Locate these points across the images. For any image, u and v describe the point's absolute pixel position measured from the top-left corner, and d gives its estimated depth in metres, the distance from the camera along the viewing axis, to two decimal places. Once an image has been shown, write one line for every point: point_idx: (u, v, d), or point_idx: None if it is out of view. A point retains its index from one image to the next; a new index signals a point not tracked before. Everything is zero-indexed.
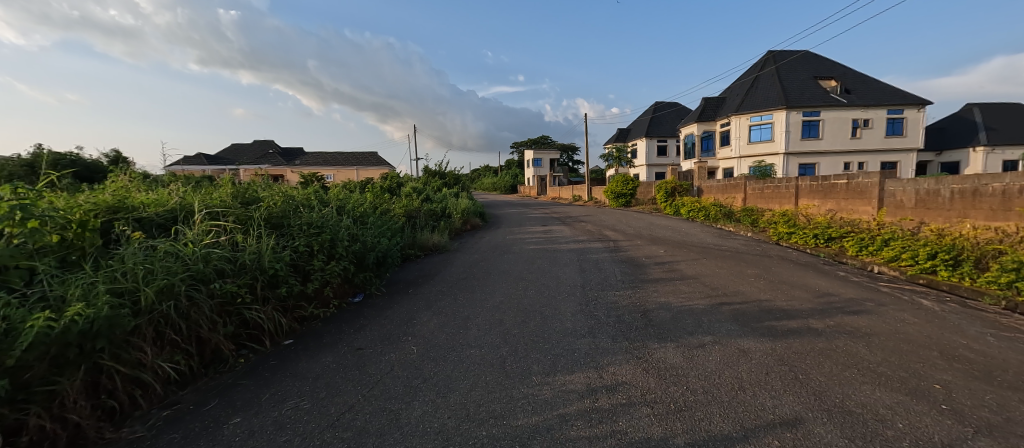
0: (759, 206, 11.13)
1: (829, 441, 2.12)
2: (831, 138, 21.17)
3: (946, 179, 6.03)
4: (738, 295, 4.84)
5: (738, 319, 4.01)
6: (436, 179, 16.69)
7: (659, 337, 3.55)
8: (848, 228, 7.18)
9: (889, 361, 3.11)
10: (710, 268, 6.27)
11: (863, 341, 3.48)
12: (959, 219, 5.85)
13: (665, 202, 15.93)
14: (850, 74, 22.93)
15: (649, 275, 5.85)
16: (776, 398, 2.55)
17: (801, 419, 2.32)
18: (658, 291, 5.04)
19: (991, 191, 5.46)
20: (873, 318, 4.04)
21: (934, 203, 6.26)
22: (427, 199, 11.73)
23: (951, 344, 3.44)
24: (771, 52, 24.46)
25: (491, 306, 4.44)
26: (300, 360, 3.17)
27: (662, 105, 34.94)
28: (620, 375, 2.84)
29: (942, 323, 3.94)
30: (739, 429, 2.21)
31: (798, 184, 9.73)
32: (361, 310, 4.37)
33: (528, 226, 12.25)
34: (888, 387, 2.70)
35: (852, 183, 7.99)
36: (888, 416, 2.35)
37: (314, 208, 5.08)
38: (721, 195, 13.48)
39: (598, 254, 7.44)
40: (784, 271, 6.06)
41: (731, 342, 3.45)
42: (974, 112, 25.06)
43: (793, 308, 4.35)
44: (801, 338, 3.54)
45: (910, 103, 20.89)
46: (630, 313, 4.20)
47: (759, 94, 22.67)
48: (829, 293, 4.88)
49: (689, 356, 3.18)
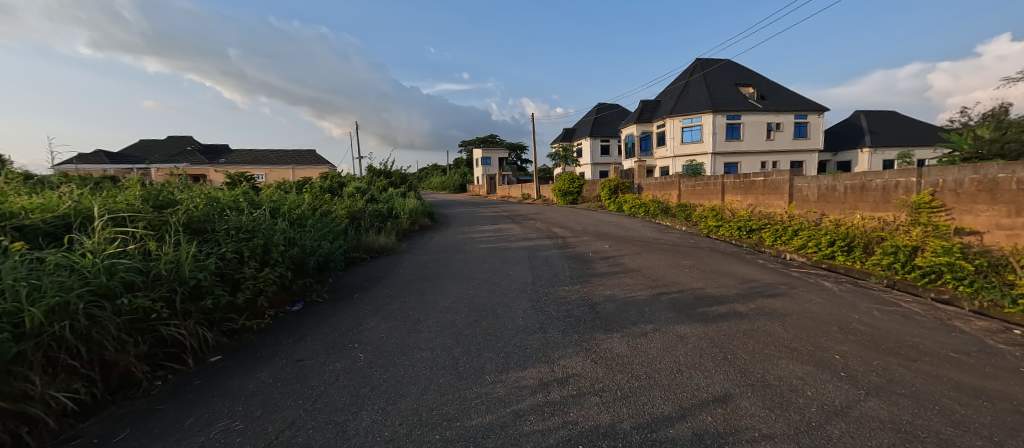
0: (692, 202, 11.97)
1: (752, 412, 2.36)
2: (751, 140, 23.31)
3: (841, 176, 6.84)
4: (675, 285, 5.21)
5: (676, 307, 4.32)
6: (381, 178, 16.05)
7: (606, 328, 3.73)
8: (765, 220, 7.99)
9: (799, 336, 3.52)
10: (651, 261, 6.67)
11: (780, 321, 3.91)
12: (852, 211, 6.63)
13: (609, 200, 16.66)
14: (764, 82, 25.42)
15: (596, 270, 6.10)
16: (709, 377, 2.79)
17: (729, 394, 2.56)
18: (605, 284, 5.29)
19: (875, 186, 6.19)
20: (787, 300, 4.55)
21: (832, 197, 7.11)
22: (372, 200, 11.29)
23: (848, 319, 3.97)
24: (698, 60, 26.45)
25: (443, 307, 4.38)
26: (231, 377, 2.93)
27: (604, 105, 36.34)
28: (570, 367, 2.95)
29: (841, 301, 4.53)
30: (678, 409, 2.39)
31: (723, 181, 10.61)
32: (301, 319, 4.13)
33: (478, 225, 12.25)
34: (798, 360, 3.06)
35: (768, 180, 8.86)
36: (799, 386, 2.67)
37: (243, 211, 4.68)
38: (658, 192, 14.33)
39: (548, 251, 7.63)
40: (715, 261, 6.60)
41: (670, 329, 3.71)
42: (861, 118, 28.90)
43: (722, 294, 4.78)
44: (729, 321, 3.90)
45: (812, 109, 23.62)
46: (578, 307, 4.36)
47: (689, 98, 24.42)
48: (753, 280, 5.41)
49: (633, 344, 3.37)
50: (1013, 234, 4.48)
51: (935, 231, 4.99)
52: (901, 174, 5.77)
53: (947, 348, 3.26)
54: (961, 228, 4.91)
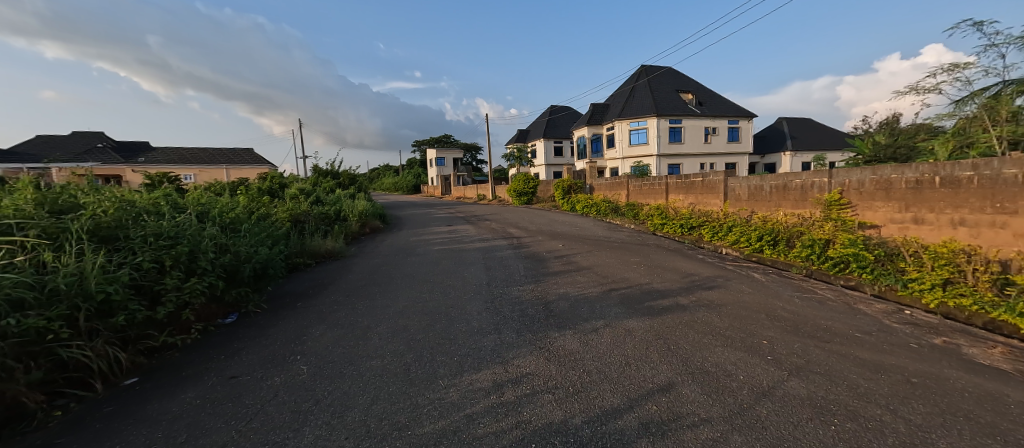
0: (639, 201, 12.55)
1: (692, 398, 2.54)
2: (692, 142, 24.82)
3: (767, 176, 7.49)
4: (623, 281, 5.45)
5: (625, 303, 4.52)
6: (327, 179, 15.32)
7: (560, 326, 3.83)
8: (704, 218, 8.56)
9: (732, 325, 3.82)
10: (601, 258, 6.92)
11: (716, 311, 4.21)
12: (776, 208, 7.28)
13: (562, 200, 17.06)
14: (702, 88, 27.19)
15: (549, 269, 6.23)
16: (654, 368, 2.95)
17: (672, 383, 2.73)
18: (558, 283, 5.42)
19: (795, 186, 6.85)
20: (723, 292, 4.91)
21: (759, 196, 7.75)
22: (317, 202, 10.76)
23: (774, 306, 4.36)
24: (643, 66, 27.76)
25: (394, 313, 4.28)
26: (149, 401, 2.69)
27: (556, 107, 37.08)
28: (524, 367, 3.00)
29: (768, 290, 4.97)
30: (626, 401, 2.51)
31: (667, 181, 11.22)
32: (235, 333, 3.86)
33: (432, 226, 12.07)
34: (731, 346, 3.33)
35: (705, 180, 9.48)
36: (732, 371, 2.90)
37: (164, 215, 4.26)
38: (608, 192, 14.87)
39: (503, 251, 7.68)
40: (660, 257, 6.98)
41: (619, 324, 3.88)
42: (784, 123, 31.76)
43: (666, 289, 5.07)
44: (672, 314, 4.15)
45: (744, 115, 25.62)
46: (532, 306, 4.44)
47: (636, 102, 25.57)
48: (693, 274, 5.79)
49: (585, 341, 3.49)
50: (903, 227, 5.12)
51: (843, 225, 5.59)
52: (815, 175, 6.43)
53: (854, 329, 3.68)
54: (864, 223, 5.54)
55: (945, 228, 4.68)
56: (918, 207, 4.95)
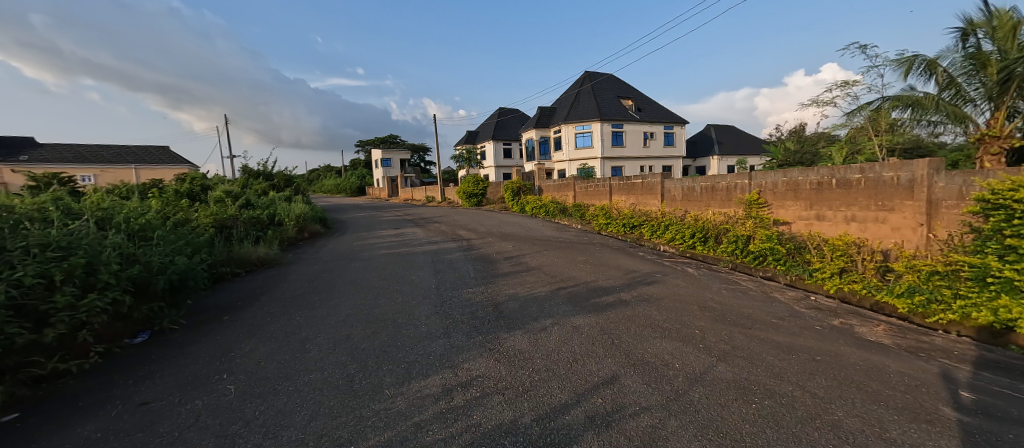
0: (585, 202, 13.01)
1: (634, 389, 2.69)
2: (633, 146, 26.15)
3: (698, 179, 8.09)
4: (571, 280, 5.63)
5: (572, 301, 4.68)
6: (260, 181, 14.27)
7: (509, 327, 3.88)
8: (644, 217, 9.07)
9: (669, 317, 4.10)
10: (550, 258, 7.10)
11: (655, 305, 4.50)
12: (705, 207, 7.89)
13: (511, 201, 17.24)
14: (641, 95, 28.77)
15: (499, 270, 6.29)
16: (600, 362, 3.09)
17: (616, 376, 2.87)
18: (508, 284, 5.48)
19: (721, 187, 7.46)
20: (661, 286, 5.24)
21: (691, 197, 8.36)
22: (248, 205, 9.99)
23: (705, 298, 4.73)
24: (587, 71, 28.81)
25: (336, 322, 4.10)
26: (38, 438, 2.36)
27: (504, 109, 37.34)
28: (475, 369, 3.01)
29: (700, 283, 5.39)
30: (573, 396, 2.61)
31: (609, 183, 11.74)
32: (147, 354, 3.50)
33: (378, 229, 11.68)
34: (668, 337, 3.57)
35: (644, 182, 10.04)
36: (668, 360, 3.12)
37: (52, 221, 3.66)
38: (556, 193, 15.25)
39: (452, 254, 7.62)
40: (605, 255, 7.30)
41: (567, 321, 4.01)
42: (713, 130, 34.46)
43: (610, 285, 5.31)
44: (616, 309, 4.37)
45: (678, 121, 27.47)
46: (482, 308, 4.46)
47: (581, 107, 26.47)
48: (634, 270, 6.12)
49: (534, 340, 3.57)
50: (808, 223, 5.78)
51: (761, 222, 6.19)
52: (737, 177, 7.06)
53: (771, 315, 4.09)
54: (778, 220, 6.18)
55: (841, 224, 5.35)
56: (820, 205, 5.61)
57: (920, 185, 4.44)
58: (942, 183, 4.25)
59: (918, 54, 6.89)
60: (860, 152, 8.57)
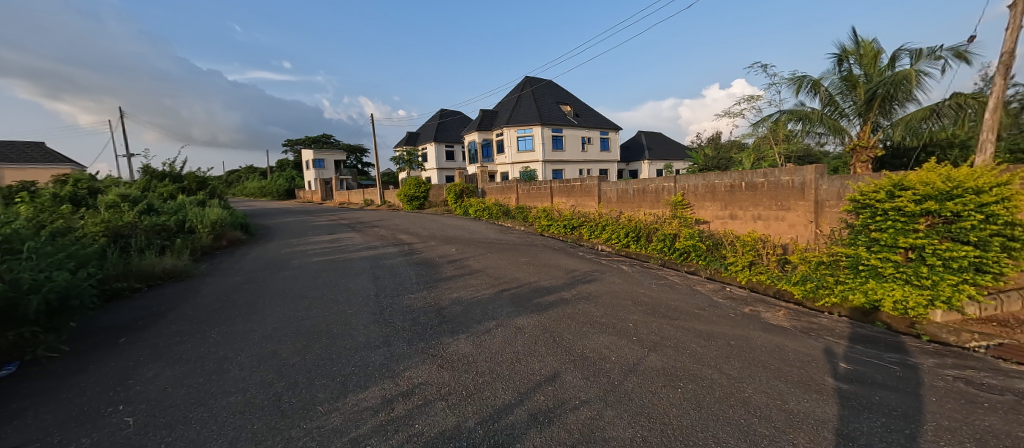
0: (527, 204, 13.26)
1: (575, 384, 2.81)
2: (572, 150, 27.12)
3: (630, 182, 8.61)
4: (514, 281, 5.73)
5: (516, 302, 4.76)
6: (167, 184, 12.75)
7: (453, 331, 3.87)
8: (583, 218, 9.47)
9: (606, 313, 4.33)
10: (494, 261, 7.16)
11: (594, 302, 4.72)
12: (637, 208, 8.42)
13: (454, 204, 17.10)
14: (579, 102, 29.97)
15: (442, 274, 6.22)
16: (543, 360, 3.19)
17: (558, 373, 2.98)
18: (451, 288, 5.45)
19: (650, 190, 8.01)
20: (599, 284, 5.51)
21: (624, 198, 8.88)
22: (152, 210, 8.89)
23: (638, 293, 5.05)
24: (528, 77, 29.41)
25: (261, 337, 3.81)
26: None
27: (446, 111, 36.90)
28: (417, 377, 2.96)
29: (633, 280, 5.74)
30: (517, 396, 2.67)
31: (550, 185, 12.09)
32: (18, 389, 2.99)
33: (310, 235, 10.99)
34: (605, 332, 3.76)
35: (583, 185, 10.47)
36: (606, 354, 3.29)
37: None
38: (499, 195, 15.39)
39: (392, 259, 7.40)
40: (547, 256, 7.51)
41: (511, 322, 4.08)
42: (643, 136, 36.81)
43: (552, 285, 5.48)
44: (557, 308, 4.51)
45: (613, 127, 29.00)
46: (425, 313, 4.39)
47: (522, 111, 26.95)
48: (575, 269, 6.37)
49: (478, 342, 3.59)
50: (724, 222, 6.40)
51: (685, 222, 6.74)
52: (665, 180, 7.62)
53: (694, 307, 4.47)
54: (699, 219, 6.76)
55: (749, 222, 5.99)
56: (733, 206, 6.24)
57: (809, 187, 5.12)
58: (826, 186, 4.94)
59: (805, 76, 7.99)
60: (764, 159, 9.67)
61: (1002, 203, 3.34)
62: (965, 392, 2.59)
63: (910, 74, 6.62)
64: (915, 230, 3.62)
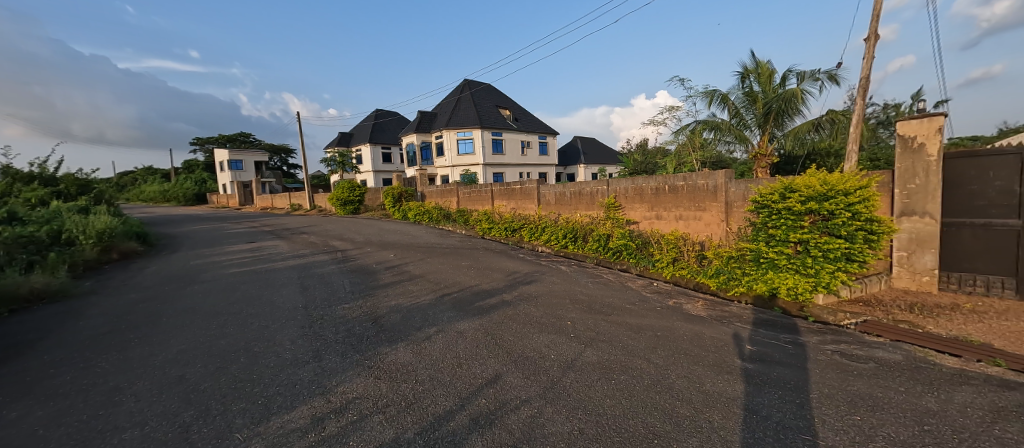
0: (467, 207, 13.20)
1: (515, 385, 2.85)
2: (511, 154, 27.49)
3: (567, 185, 8.93)
4: (455, 285, 5.68)
5: (456, 306, 4.73)
6: (40, 188, 10.87)
7: (390, 340, 3.74)
8: (523, 221, 9.65)
9: (545, 312, 4.45)
10: (433, 265, 7.04)
11: (534, 303, 4.82)
12: (574, 210, 8.76)
13: (392, 208, 16.56)
14: (518, 106, 30.48)
15: (379, 281, 5.99)
16: (484, 364, 3.20)
17: (499, 375, 3.01)
18: (389, 295, 5.26)
19: (585, 193, 8.37)
20: (539, 285, 5.65)
21: (561, 201, 9.18)
22: (19, 220, 7.52)
23: (575, 292, 5.26)
24: (467, 79, 29.35)
25: (167, 361, 3.39)
26: None
27: (381, 111, 35.57)
28: (351, 391, 2.83)
29: (571, 279, 5.96)
30: (458, 401, 2.66)
31: (490, 188, 12.14)
32: None
33: (228, 244, 10.01)
34: (545, 331, 3.87)
35: (522, 188, 10.65)
36: (545, 352, 3.39)
37: None
38: (438, 199, 15.14)
39: (324, 267, 6.98)
40: (488, 259, 7.54)
41: (451, 327, 4.04)
42: (579, 141, 38.33)
43: (493, 288, 5.52)
44: (497, 310, 4.55)
45: (551, 132, 29.89)
46: (360, 324, 4.19)
47: (461, 114, 26.83)
48: (515, 271, 6.46)
49: (417, 350, 3.51)
50: (651, 222, 6.88)
51: (617, 223, 7.14)
52: (598, 184, 8.02)
53: (626, 302, 4.75)
54: (629, 220, 7.20)
55: (672, 222, 6.49)
56: (658, 207, 6.73)
57: (721, 190, 5.70)
58: (734, 189, 5.54)
59: (716, 89, 8.85)
60: (684, 164, 10.53)
61: (863, 203, 4.00)
62: (841, 363, 3.02)
63: (797, 93, 7.79)
64: (801, 227, 4.20)
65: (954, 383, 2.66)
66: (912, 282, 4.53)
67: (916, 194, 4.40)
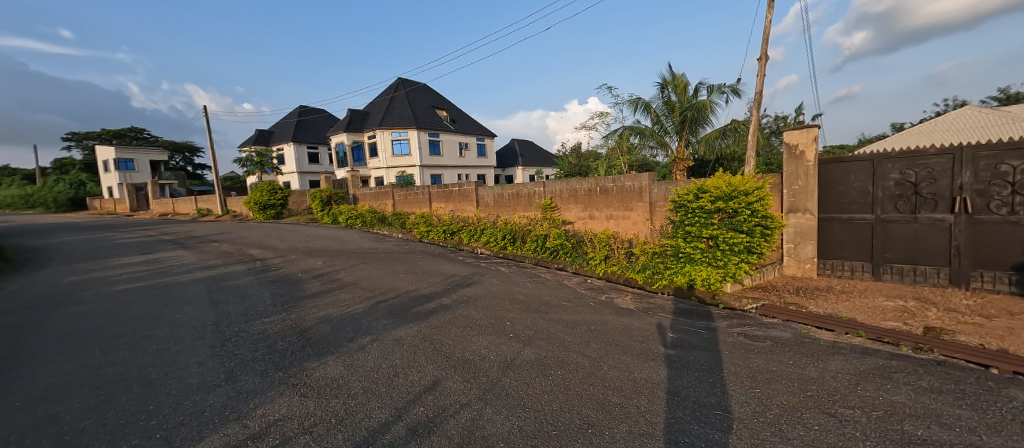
0: (403, 210, 12.76)
1: (455, 389, 2.78)
2: (449, 155, 27.11)
3: (505, 186, 8.98)
4: (391, 291, 5.43)
5: (392, 313, 4.52)
6: None
7: (318, 354, 3.47)
8: (462, 223, 9.54)
9: (485, 314, 4.41)
10: (367, 271, 6.69)
11: (474, 305, 4.76)
12: (512, 211, 8.84)
13: (320, 211, 15.50)
14: (454, 107, 30.14)
15: (305, 291, 5.55)
16: (422, 370, 3.08)
17: (438, 380, 2.92)
18: (317, 305, 4.90)
19: (523, 194, 8.48)
20: (479, 287, 5.60)
21: (500, 203, 9.20)
22: None
23: (515, 292, 5.28)
24: (400, 78, 28.43)
25: (33, 399, 2.83)
26: None
27: (306, 108, 33.23)
28: (272, 413, 2.57)
29: (510, 279, 5.99)
30: (394, 412, 2.53)
31: (428, 190, 11.82)
32: None
33: (119, 256, 8.68)
34: (486, 333, 3.83)
35: (460, 189, 10.51)
36: (485, 354, 3.35)
37: None
38: (372, 201, 14.45)
39: (239, 278, 6.32)
40: (425, 263, 7.33)
41: (387, 335, 3.85)
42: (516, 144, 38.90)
43: (431, 292, 5.36)
44: (436, 315, 4.42)
45: (489, 134, 29.98)
46: (283, 338, 3.84)
47: (395, 113, 25.93)
48: (454, 274, 6.35)
49: (349, 362, 3.29)
50: (585, 222, 7.14)
51: (554, 223, 7.32)
52: (535, 185, 8.16)
53: (563, 300, 4.88)
54: (565, 220, 7.42)
55: (604, 221, 6.80)
56: (591, 208, 7.01)
57: (645, 191, 6.11)
58: (657, 190, 5.97)
59: (640, 97, 9.41)
60: (615, 166, 11.12)
61: (761, 201, 4.51)
62: (745, 343, 3.36)
63: (708, 104, 8.56)
64: (710, 225, 4.63)
65: (829, 353, 3.07)
66: (799, 269, 5.17)
67: (800, 194, 5.04)
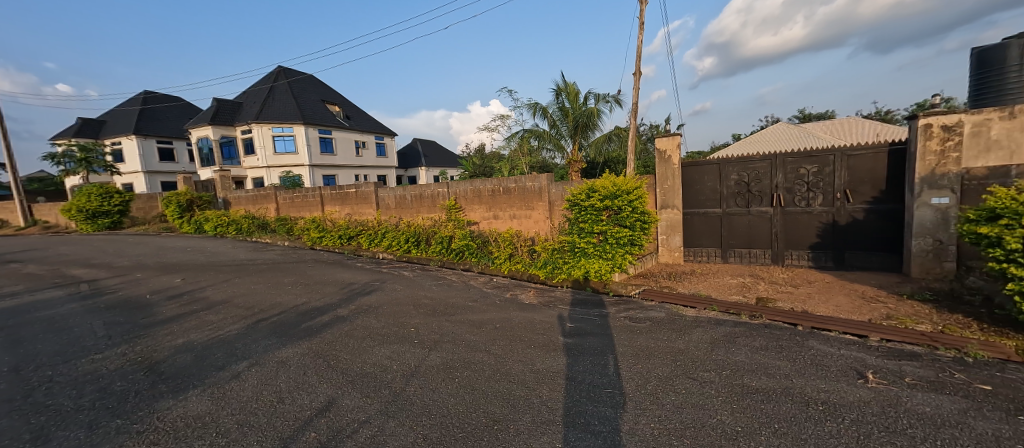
0: (289, 214, 11.51)
1: (352, 407, 2.63)
2: (343, 154, 25.21)
3: (406, 188, 8.69)
4: (275, 307, 4.88)
5: (277, 331, 4.07)
6: None
7: (181, 389, 2.98)
8: (360, 227, 8.98)
9: (386, 323, 4.23)
10: (244, 286, 5.90)
11: (373, 314, 4.54)
12: (415, 213, 8.60)
13: (179, 219, 13.15)
14: (348, 103, 28.11)
15: (161, 315, 4.69)
16: (314, 392, 2.85)
17: (333, 400, 2.73)
18: (179, 331, 4.18)
19: (426, 196, 8.31)
20: (379, 294, 5.34)
21: (402, 205, 8.89)
22: None
23: (418, 297, 5.17)
24: (282, 68, 25.54)
25: None
26: None
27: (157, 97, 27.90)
28: None
29: (413, 284, 5.84)
30: (280, 442, 2.29)
31: (320, 193, 10.85)
32: None
33: None
34: (386, 343, 3.68)
35: (358, 191, 9.86)
36: (387, 364, 3.23)
37: None
38: (249, 205, 12.76)
39: (63, 307, 5.07)
40: (317, 272, 6.73)
41: (270, 357, 3.47)
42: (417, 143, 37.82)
43: (324, 304, 4.95)
44: (331, 329, 4.11)
45: (388, 132, 28.64)
46: (131, 376, 3.20)
47: (277, 107, 23.24)
48: (352, 283, 5.96)
49: (223, 393, 2.89)
50: (489, 222, 7.30)
51: (458, 224, 7.32)
52: (438, 186, 8.07)
53: (467, 300, 4.92)
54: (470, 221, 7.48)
55: (507, 221, 7.02)
56: (495, 208, 7.17)
57: (545, 191, 6.49)
58: (555, 190, 6.39)
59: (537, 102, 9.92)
60: (516, 167, 11.55)
61: (639, 199, 5.12)
62: (629, 326, 3.78)
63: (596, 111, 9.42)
64: (601, 220, 5.12)
65: (691, 327, 3.62)
66: (670, 257, 5.97)
67: (669, 191, 5.83)
